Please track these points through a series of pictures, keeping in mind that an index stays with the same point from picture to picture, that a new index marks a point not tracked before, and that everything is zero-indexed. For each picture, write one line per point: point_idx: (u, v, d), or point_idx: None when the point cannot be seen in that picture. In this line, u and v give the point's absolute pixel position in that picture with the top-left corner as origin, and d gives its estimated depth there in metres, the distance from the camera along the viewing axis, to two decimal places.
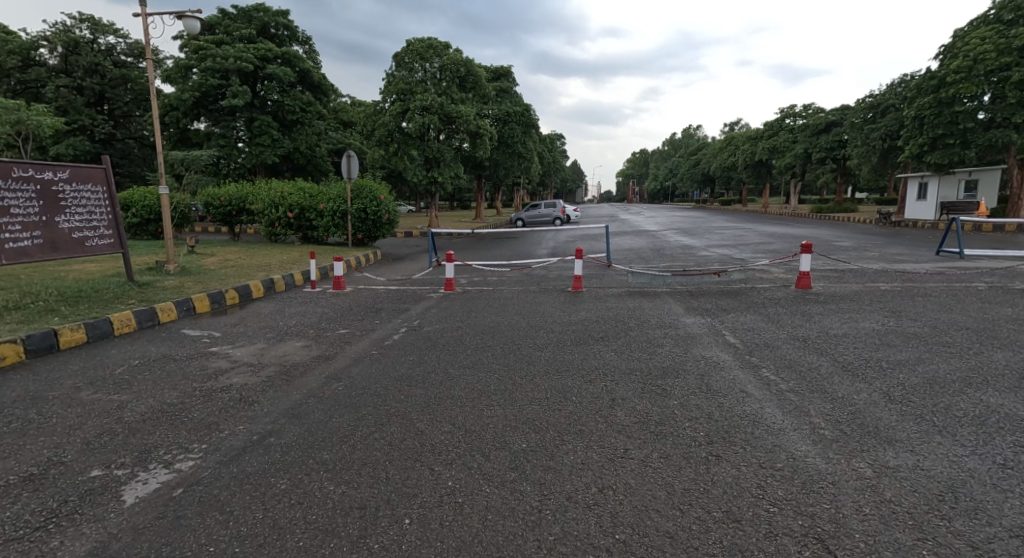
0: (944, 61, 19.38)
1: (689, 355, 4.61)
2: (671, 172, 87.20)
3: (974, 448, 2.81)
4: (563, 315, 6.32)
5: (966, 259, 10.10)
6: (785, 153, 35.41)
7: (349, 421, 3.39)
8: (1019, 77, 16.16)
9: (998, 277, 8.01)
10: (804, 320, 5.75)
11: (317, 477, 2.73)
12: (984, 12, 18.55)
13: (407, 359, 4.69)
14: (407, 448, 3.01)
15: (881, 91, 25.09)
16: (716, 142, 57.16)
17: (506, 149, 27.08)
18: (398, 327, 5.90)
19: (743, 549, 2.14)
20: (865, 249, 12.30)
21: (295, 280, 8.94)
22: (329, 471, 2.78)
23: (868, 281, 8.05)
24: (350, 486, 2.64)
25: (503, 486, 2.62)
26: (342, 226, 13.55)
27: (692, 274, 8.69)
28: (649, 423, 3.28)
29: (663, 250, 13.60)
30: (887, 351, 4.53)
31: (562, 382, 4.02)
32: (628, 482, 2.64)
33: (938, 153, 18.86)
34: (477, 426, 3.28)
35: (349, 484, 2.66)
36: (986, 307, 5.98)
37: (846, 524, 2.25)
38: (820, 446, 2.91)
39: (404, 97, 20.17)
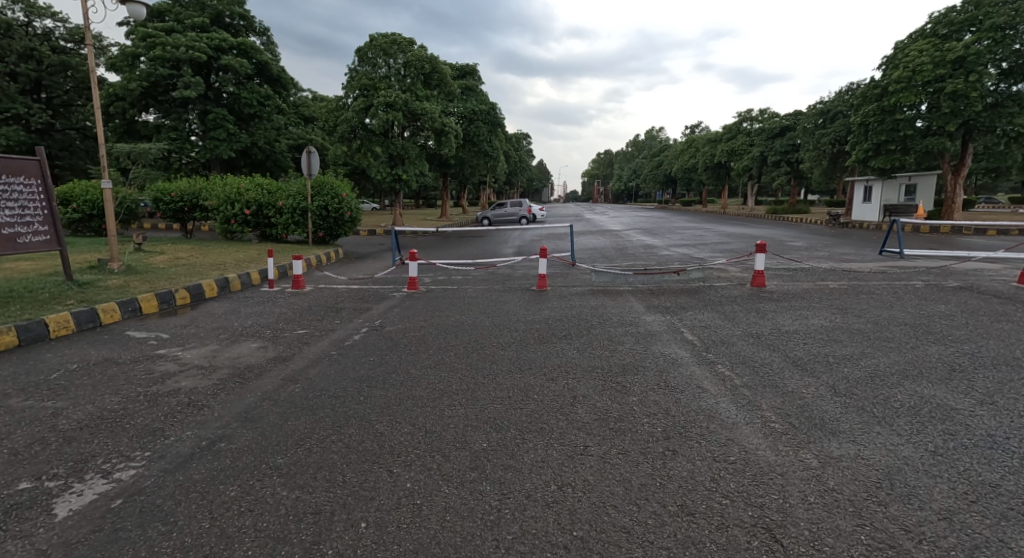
0: (887, 71, 20.39)
1: (648, 353, 4.70)
2: (634, 173, 89.03)
3: (909, 437, 2.97)
4: (526, 314, 6.34)
5: (906, 259, 10.65)
6: (743, 155, 36.43)
7: (306, 424, 3.30)
8: (953, 88, 17.14)
9: (934, 275, 8.49)
10: (759, 317, 5.96)
11: (269, 482, 2.64)
12: (922, 25, 19.63)
13: (367, 359, 4.62)
14: (366, 450, 2.96)
15: (831, 99, 26.17)
16: (678, 146, 58.53)
17: (472, 147, 26.89)
18: (359, 327, 5.78)
19: (696, 542, 2.19)
20: (817, 249, 12.81)
21: (251, 279, 8.65)
22: (283, 477, 2.70)
23: (816, 280, 8.38)
24: (304, 491, 2.57)
25: (462, 486, 2.60)
26: (302, 224, 13.20)
27: (653, 274, 8.84)
28: (608, 419, 3.33)
29: (625, 249, 13.79)
30: (833, 346, 4.74)
31: (525, 380, 4.04)
32: (588, 479, 2.66)
33: (882, 158, 19.85)
34: (438, 426, 3.25)
35: (302, 488, 2.59)
36: (923, 304, 6.34)
37: (792, 513, 2.34)
38: (770, 439, 3.02)
39: (367, 93, 19.85)
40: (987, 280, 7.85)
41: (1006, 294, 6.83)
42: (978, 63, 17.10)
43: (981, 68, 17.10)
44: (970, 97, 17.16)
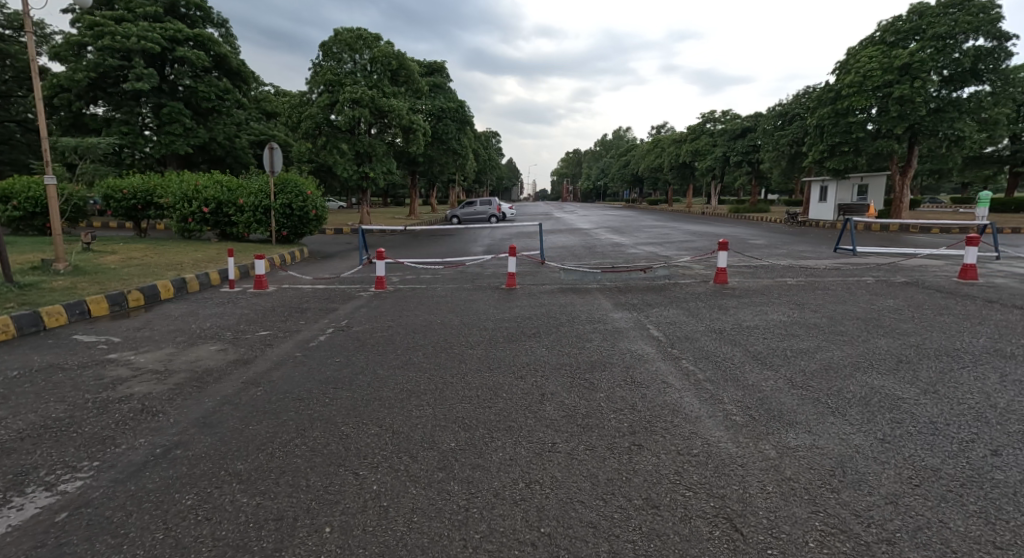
0: (840, 76, 21.18)
1: (615, 349, 4.76)
2: (602, 173, 90.13)
3: (860, 425, 3.10)
4: (496, 312, 6.35)
5: (858, 256, 11.10)
6: (707, 156, 37.25)
7: (267, 427, 3.22)
8: (900, 93, 17.95)
9: (884, 271, 8.89)
10: (721, 313, 6.12)
11: (228, 489, 2.56)
12: (872, 33, 20.47)
13: (334, 360, 4.53)
14: (331, 453, 2.91)
15: (789, 101, 27.07)
16: (645, 145, 59.40)
17: (441, 145, 26.67)
18: (325, 327, 5.67)
19: (661, 533, 2.23)
20: (777, 246, 13.24)
21: (210, 279, 8.38)
22: (243, 483, 2.62)
23: (775, 276, 8.63)
24: (265, 497, 2.50)
25: (431, 487, 2.58)
26: (265, 222, 12.87)
27: (621, 271, 8.97)
28: (576, 416, 3.36)
29: (594, 247, 13.93)
30: (791, 340, 4.90)
31: (494, 379, 4.03)
32: (556, 475, 2.68)
33: (836, 159, 20.64)
34: (405, 426, 3.22)
35: (263, 495, 2.52)
36: (874, 299, 6.62)
37: (752, 503, 2.41)
38: (732, 431, 3.10)
39: (332, 88, 19.44)
40: (932, 276, 8.24)
41: (948, 289, 7.19)
42: (922, 70, 17.94)
43: (925, 75, 17.95)
44: (915, 102, 18.01)
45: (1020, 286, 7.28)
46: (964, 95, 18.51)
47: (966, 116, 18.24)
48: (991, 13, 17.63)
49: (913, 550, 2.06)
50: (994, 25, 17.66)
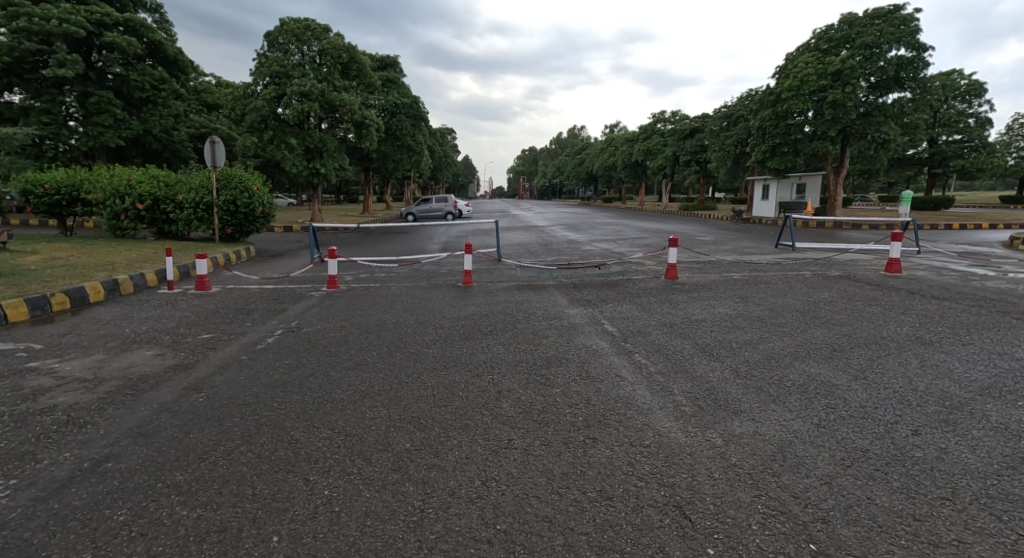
0: (779, 80, 22.18)
1: (571, 345, 4.83)
2: (557, 171, 91.19)
3: (799, 412, 3.27)
4: (452, 310, 6.32)
5: (797, 251, 11.70)
6: (658, 155, 38.23)
7: (210, 435, 3.09)
8: (834, 97, 18.99)
9: (820, 265, 9.41)
10: (671, 307, 6.33)
11: (165, 502, 2.45)
12: (807, 40, 21.54)
13: (283, 363, 4.39)
14: (280, 459, 2.82)
15: (735, 103, 28.15)
16: (599, 144, 60.39)
17: (395, 141, 26.24)
18: (273, 329, 5.49)
19: (614, 524, 2.29)
20: (724, 243, 13.77)
21: (146, 281, 7.95)
22: (182, 495, 2.50)
23: (721, 272, 8.97)
24: (207, 509, 2.40)
25: (385, 490, 2.55)
26: (207, 219, 12.32)
27: (576, 268, 9.11)
28: (532, 411, 3.39)
29: (550, 244, 14.09)
30: (736, 332, 5.12)
31: (450, 378, 4.01)
32: (511, 472, 2.70)
33: (777, 160, 21.65)
34: (358, 429, 3.16)
35: (205, 506, 2.42)
36: (811, 292, 7.00)
37: (700, 490, 2.50)
38: (680, 421, 3.21)
39: (279, 81, 18.77)
40: (862, 270, 8.78)
41: (876, 281, 7.69)
42: (852, 76, 19.04)
43: (855, 81, 19.06)
44: (847, 106, 19.08)
45: (938, 278, 7.86)
46: (890, 100, 19.76)
47: (892, 121, 19.48)
48: (912, 25, 18.87)
49: (844, 526, 2.21)
50: (915, 36, 18.91)
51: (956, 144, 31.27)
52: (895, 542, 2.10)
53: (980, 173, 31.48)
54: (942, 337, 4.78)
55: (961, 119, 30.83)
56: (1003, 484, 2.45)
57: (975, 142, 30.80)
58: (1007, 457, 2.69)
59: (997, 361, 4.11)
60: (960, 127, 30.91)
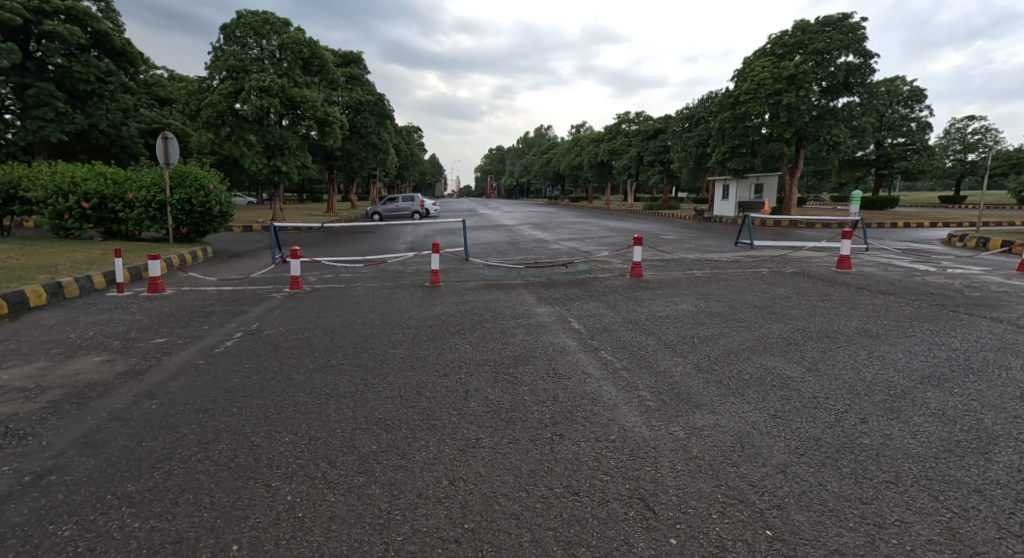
0: (738, 83, 22.83)
1: (538, 343, 4.87)
2: (524, 170, 91.55)
3: (756, 404, 3.40)
4: (419, 310, 6.28)
5: (755, 249, 12.11)
6: (622, 155, 38.77)
7: (165, 443, 2.99)
8: (788, 101, 19.67)
9: (778, 263, 9.75)
10: (637, 304, 6.45)
11: (116, 514, 2.36)
12: (764, 45, 22.21)
13: (242, 367, 4.26)
14: (240, 466, 2.75)
15: (696, 104, 28.85)
16: (565, 144, 60.84)
17: (359, 139, 25.82)
18: (232, 332, 5.34)
19: (581, 519, 2.33)
20: (686, 241, 14.12)
21: (93, 283, 7.61)
22: (134, 506, 2.42)
23: (684, 270, 9.18)
24: (161, 519, 2.33)
25: (350, 493, 2.52)
26: (159, 219, 11.86)
27: (543, 266, 9.17)
28: (499, 410, 3.41)
29: (517, 244, 14.13)
30: (698, 328, 5.26)
31: (418, 378, 3.99)
32: (479, 471, 2.71)
33: (736, 160, 22.31)
34: (322, 432, 3.11)
35: (159, 517, 2.34)
36: (769, 288, 7.24)
37: (663, 482, 2.57)
38: (644, 415, 3.29)
39: (236, 75, 18.22)
40: (814, 266, 9.13)
41: (828, 277, 8.03)
42: (805, 81, 19.76)
43: (808, 85, 19.79)
44: (801, 110, 19.80)
45: (885, 274, 8.25)
46: (840, 104, 20.63)
47: (842, 124, 20.34)
48: (859, 33, 19.77)
49: (797, 511, 2.31)
50: (862, 44, 19.81)
51: (900, 146, 32.90)
52: (844, 524, 2.21)
53: (921, 175, 33.22)
54: (888, 330, 5.03)
55: (905, 122, 32.47)
56: (940, 466, 2.61)
57: (917, 145, 32.48)
58: (944, 440, 2.86)
59: (937, 351, 4.36)
60: (904, 130, 32.51)
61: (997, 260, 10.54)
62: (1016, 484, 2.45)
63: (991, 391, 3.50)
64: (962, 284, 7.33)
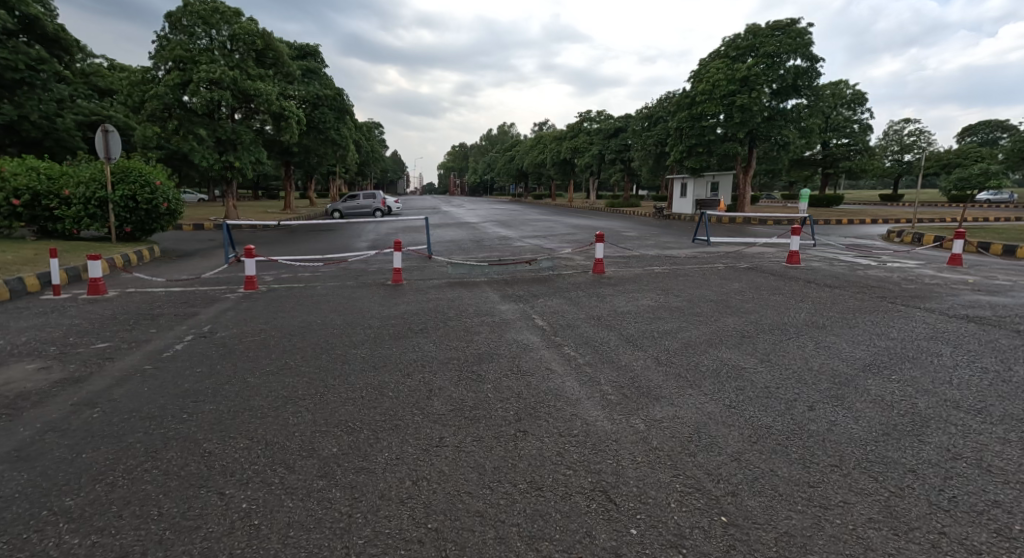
0: (694, 84, 23.42)
1: (502, 340, 4.89)
2: (488, 167, 91.38)
3: (712, 395, 3.51)
4: (381, 309, 6.19)
5: (712, 245, 12.47)
6: (584, 153, 39.15)
7: (110, 454, 2.86)
8: (741, 102, 20.33)
9: (733, 259, 10.07)
10: (599, 300, 6.55)
11: (53, 531, 2.24)
12: (718, 47, 22.85)
13: (194, 371, 4.11)
14: (192, 474, 2.66)
15: (655, 104, 29.44)
16: (528, 142, 61.02)
17: (317, 134, 25.20)
18: (182, 335, 5.14)
19: (544, 514, 2.35)
20: (646, 238, 14.42)
21: (27, 286, 7.18)
22: (74, 522, 2.30)
23: (644, 266, 9.37)
24: (105, 534, 2.22)
25: (310, 498, 2.47)
26: (100, 217, 11.27)
27: (507, 264, 9.18)
28: (463, 408, 3.40)
29: (481, 241, 14.11)
30: (658, 322, 5.39)
31: (380, 378, 3.94)
32: (443, 470, 2.70)
33: (693, 159, 22.91)
34: (279, 437, 3.03)
35: (102, 532, 2.24)
36: (725, 283, 7.48)
37: (624, 474, 2.63)
38: (606, 409, 3.35)
39: (184, 66, 17.48)
40: (767, 262, 9.48)
41: (779, 272, 8.36)
42: (757, 83, 20.46)
43: (759, 87, 20.50)
44: (753, 111, 20.50)
45: (831, 269, 8.65)
46: (789, 106, 21.45)
47: (791, 125, 21.18)
48: (806, 38, 20.63)
49: (750, 497, 2.40)
50: (808, 49, 20.66)
51: (844, 147, 34.52)
52: (793, 508, 2.31)
53: (864, 174, 34.95)
54: (833, 321, 5.28)
55: (848, 124, 34.09)
56: (880, 449, 2.76)
57: (860, 146, 34.16)
58: (883, 425, 3.02)
59: (877, 340, 4.61)
60: (848, 132, 34.13)
61: (931, 254, 11.20)
62: (945, 463, 2.62)
63: (926, 377, 3.73)
64: (900, 277, 7.77)
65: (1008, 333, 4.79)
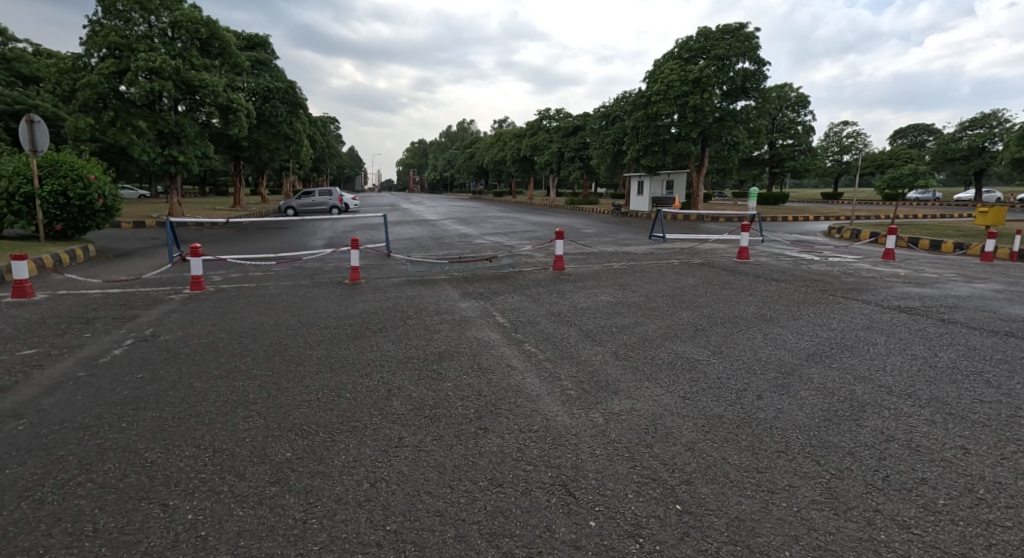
0: (649, 84, 23.90)
1: (462, 338, 4.85)
2: (447, 164, 90.72)
3: (669, 387, 3.58)
4: (338, 309, 6.04)
5: (667, 242, 12.76)
6: (544, 151, 39.36)
7: (38, 468, 2.66)
8: (694, 102, 20.89)
9: (688, 254, 10.34)
10: (559, 296, 6.59)
11: None
12: (671, 48, 23.38)
13: (134, 377, 3.90)
14: (132, 486, 2.51)
15: (612, 103, 29.92)
16: (488, 140, 60.92)
17: (268, 128, 24.34)
18: (122, 339, 4.86)
19: (504, 510, 2.34)
20: (604, 235, 14.65)
21: None
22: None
23: (602, 262, 9.50)
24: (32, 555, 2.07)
25: (261, 505, 2.38)
26: (27, 213, 10.53)
27: (467, 261, 9.13)
28: (423, 408, 3.35)
29: (441, 238, 14.00)
30: (616, 318, 5.46)
31: (337, 379, 3.83)
32: (402, 471, 2.65)
33: (649, 158, 23.40)
34: (228, 443, 2.91)
35: (29, 553, 2.08)
36: (680, 278, 7.67)
37: (583, 467, 2.65)
38: (566, 404, 3.38)
39: (120, 53, 16.54)
40: (718, 258, 9.79)
41: (731, 267, 8.64)
42: (708, 85, 21.05)
43: (711, 88, 21.10)
44: (704, 112, 21.10)
45: (778, 264, 9.02)
46: (738, 107, 22.17)
47: (740, 126, 21.91)
48: (753, 42, 21.38)
49: (704, 485, 2.46)
50: (756, 52, 21.40)
51: (789, 147, 36.03)
52: (743, 493, 2.39)
53: (808, 173, 36.62)
54: (781, 314, 5.49)
55: (793, 126, 35.60)
56: (824, 433, 2.88)
57: (804, 146, 35.77)
58: (825, 411, 3.16)
59: (820, 331, 4.82)
60: (793, 133, 35.68)
61: (869, 249, 11.84)
62: (881, 444, 2.76)
63: (864, 365, 3.92)
64: (840, 271, 8.17)
65: (935, 322, 5.09)
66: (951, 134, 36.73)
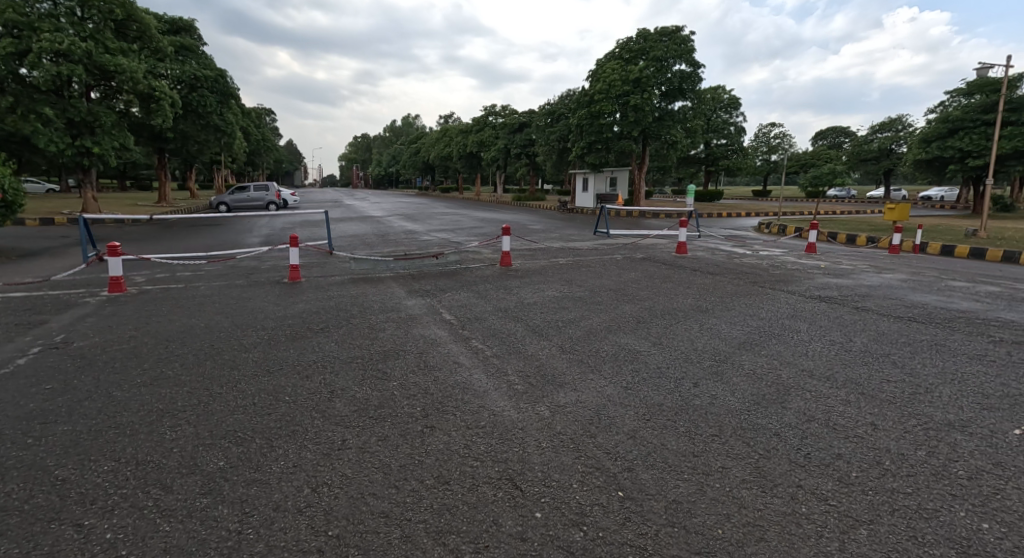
0: (592, 83, 24.38)
1: (408, 336, 4.78)
2: (392, 160, 89.02)
3: (612, 378, 3.67)
4: (276, 309, 5.80)
5: (611, 237, 13.07)
6: (490, 147, 39.39)
7: None
8: (635, 102, 21.49)
9: (632, 250, 10.62)
10: (505, 292, 6.61)
11: None
12: (612, 49, 23.93)
13: (45, 388, 3.59)
14: (40, 507, 2.32)
15: (556, 101, 30.31)
16: (433, 135, 60.28)
17: (197, 119, 23.01)
18: (29, 347, 4.46)
19: (451, 507, 2.33)
20: (551, 230, 14.82)
21: None
22: None
23: (549, 258, 9.60)
24: None
25: (191, 518, 2.25)
26: None
27: (412, 258, 8.99)
28: (367, 408, 3.28)
29: (386, 235, 13.71)
30: (561, 312, 5.54)
31: (275, 383, 3.69)
32: (345, 473, 2.58)
33: (592, 155, 23.86)
34: (154, 455, 2.73)
35: None
36: (623, 273, 7.87)
37: (529, 461, 2.67)
38: (512, 398, 3.40)
39: (20, 33, 15.12)
40: (659, 253, 10.11)
41: (671, 261, 8.95)
42: (647, 85, 21.71)
43: (650, 88, 21.76)
44: (644, 111, 21.73)
45: (715, 258, 9.42)
46: (676, 107, 22.97)
47: (677, 125, 22.72)
48: (689, 45, 22.20)
49: (644, 471, 2.54)
50: (691, 55, 22.21)
51: (722, 147, 37.71)
52: (680, 477, 2.48)
53: (740, 172, 38.43)
54: (717, 305, 5.75)
55: (725, 126, 37.30)
56: (753, 417, 3.04)
57: (736, 146, 37.54)
58: (755, 395, 3.34)
59: (751, 320, 5.09)
60: (726, 133, 37.39)
61: (795, 243, 12.59)
62: (804, 425, 2.94)
63: (789, 351, 4.17)
64: (769, 264, 8.63)
65: (851, 310, 5.49)
66: (864, 137, 39.56)
